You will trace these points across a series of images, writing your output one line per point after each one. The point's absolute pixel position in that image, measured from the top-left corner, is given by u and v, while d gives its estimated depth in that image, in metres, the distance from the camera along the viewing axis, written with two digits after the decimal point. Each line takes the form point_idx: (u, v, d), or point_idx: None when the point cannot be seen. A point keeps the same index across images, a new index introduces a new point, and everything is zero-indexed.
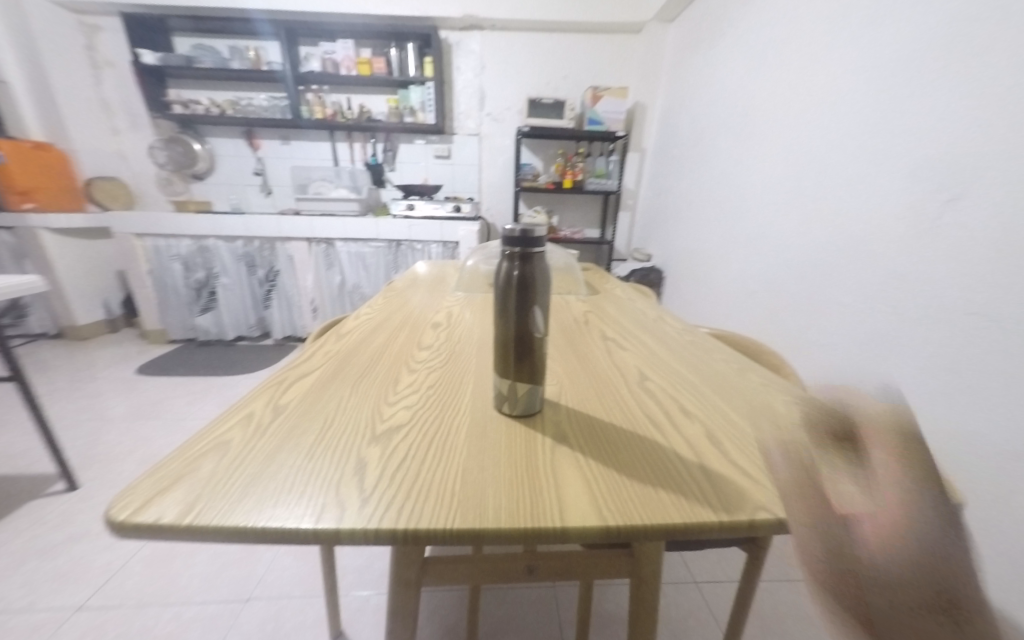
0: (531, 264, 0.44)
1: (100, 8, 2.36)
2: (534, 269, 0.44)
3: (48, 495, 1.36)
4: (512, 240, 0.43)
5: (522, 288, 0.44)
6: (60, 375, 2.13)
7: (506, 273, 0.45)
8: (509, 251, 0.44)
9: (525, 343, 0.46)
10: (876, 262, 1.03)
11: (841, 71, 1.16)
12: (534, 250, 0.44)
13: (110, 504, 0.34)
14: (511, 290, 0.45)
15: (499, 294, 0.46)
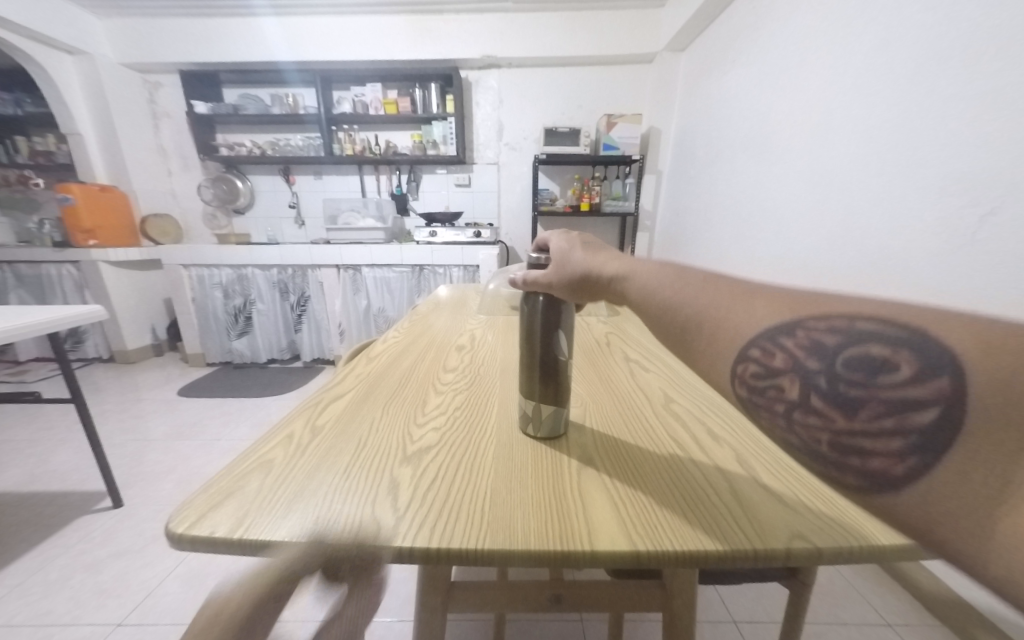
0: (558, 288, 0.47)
1: (161, 66, 2.64)
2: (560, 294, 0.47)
3: (94, 511, 1.43)
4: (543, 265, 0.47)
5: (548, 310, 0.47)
6: (109, 397, 2.27)
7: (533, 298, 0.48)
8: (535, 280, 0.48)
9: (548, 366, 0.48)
10: (911, 278, 0.99)
11: (858, 90, 1.16)
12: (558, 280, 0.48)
13: (170, 518, 0.37)
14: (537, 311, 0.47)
15: (526, 316, 0.49)
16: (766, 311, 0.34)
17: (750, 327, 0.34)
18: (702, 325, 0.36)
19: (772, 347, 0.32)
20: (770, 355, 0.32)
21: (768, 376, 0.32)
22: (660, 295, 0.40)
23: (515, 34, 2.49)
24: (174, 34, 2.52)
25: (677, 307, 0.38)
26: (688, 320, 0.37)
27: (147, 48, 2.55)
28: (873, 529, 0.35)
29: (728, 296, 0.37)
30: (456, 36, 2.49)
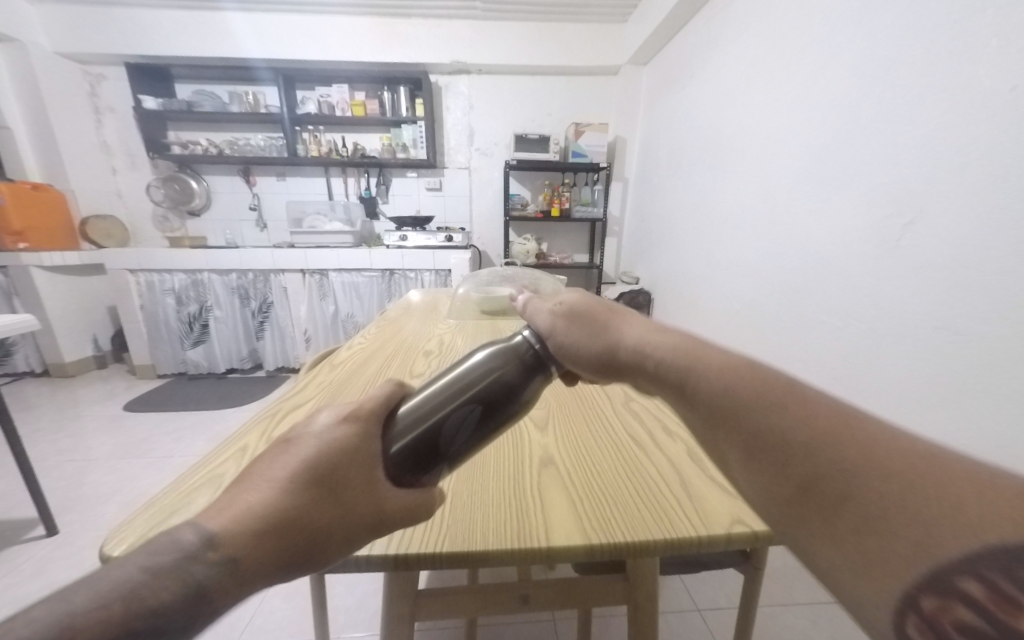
0: (543, 380, 0.39)
1: (105, 58, 2.48)
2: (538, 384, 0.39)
3: (24, 541, 1.31)
4: (537, 350, 0.39)
5: (514, 396, 0.37)
6: (43, 414, 2.09)
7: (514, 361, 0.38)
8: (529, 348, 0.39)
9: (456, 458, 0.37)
10: (850, 280, 1.07)
11: (801, 107, 1.25)
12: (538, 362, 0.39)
13: (105, 541, 0.34)
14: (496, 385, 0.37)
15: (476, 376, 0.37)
16: (978, 519, 0.19)
17: (943, 542, 0.20)
18: (829, 506, 0.23)
19: (975, 582, 0.18)
20: (970, 596, 0.18)
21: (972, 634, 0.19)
22: (756, 446, 0.26)
23: (484, 41, 2.51)
24: (121, 26, 2.37)
25: (780, 461, 0.25)
26: (817, 490, 0.24)
27: (91, 39, 2.39)
28: None
29: (886, 464, 0.22)
30: (425, 40, 2.49)
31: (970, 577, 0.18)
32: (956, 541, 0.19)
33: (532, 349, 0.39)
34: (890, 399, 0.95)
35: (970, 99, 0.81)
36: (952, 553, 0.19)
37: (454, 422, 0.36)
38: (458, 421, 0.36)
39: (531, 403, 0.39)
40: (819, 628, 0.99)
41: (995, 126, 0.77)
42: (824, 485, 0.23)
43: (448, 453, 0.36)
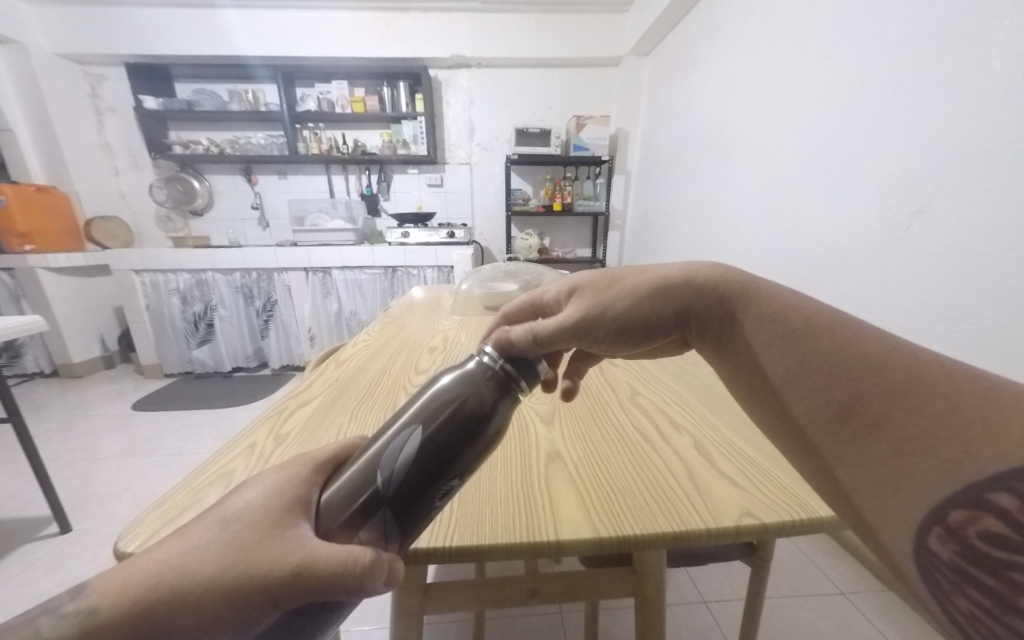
0: (505, 405, 0.36)
1: (106, 59, 2.48)
2: (496, 410, 0.36)
3: (39, 538, 1.33)
4: (498, 370, 0.37)
5: (467, 423, 0.34)
6: (54, 414, 2.11)
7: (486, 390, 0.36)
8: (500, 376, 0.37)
9: (407, 507, 0.33)
10: (856, 270, 1.06)
11: (806, 96, 1.23)
12: (511, 386, 0.37)
13: (119, 537, 0.35)
14: (445, 416, 0.34)
15: (424, 410, 0.35)
16: (999, 447, 0.27)
17: (981, 457, 0.28)
18: (868, 424, 0.33)
19: (1005, 495, 0.26)
20: (1002, 506, 0.26)
21: (991, 543, 0.26)
22: (800, 375, 0.37)
23: (484, 34, 2.49)
24: (119, 26, 2.37)
25: (829, 394, 0.35)
26: (861, 420, 0.33)
27: (90, 40, 2.39)
28: (811, 502, 0.39)
29: (920, 389, 0.31)
30: (424, 34, 2.47)
31: (1001, 491, 0.26)
32: (991, 463, 0.27)
33: (490, 369, 0.37)
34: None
35: (979, 83, 0.79)
36: (984, 471, 0.27)
37: (401, 463, 0.33)
38: (404, 456, 0.33)
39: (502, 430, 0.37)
40: (827, 620, 0.99)
41: (1006, 111, 0.75)
42: (866, 418, 0.33)
43: (396, 496, 0.33)
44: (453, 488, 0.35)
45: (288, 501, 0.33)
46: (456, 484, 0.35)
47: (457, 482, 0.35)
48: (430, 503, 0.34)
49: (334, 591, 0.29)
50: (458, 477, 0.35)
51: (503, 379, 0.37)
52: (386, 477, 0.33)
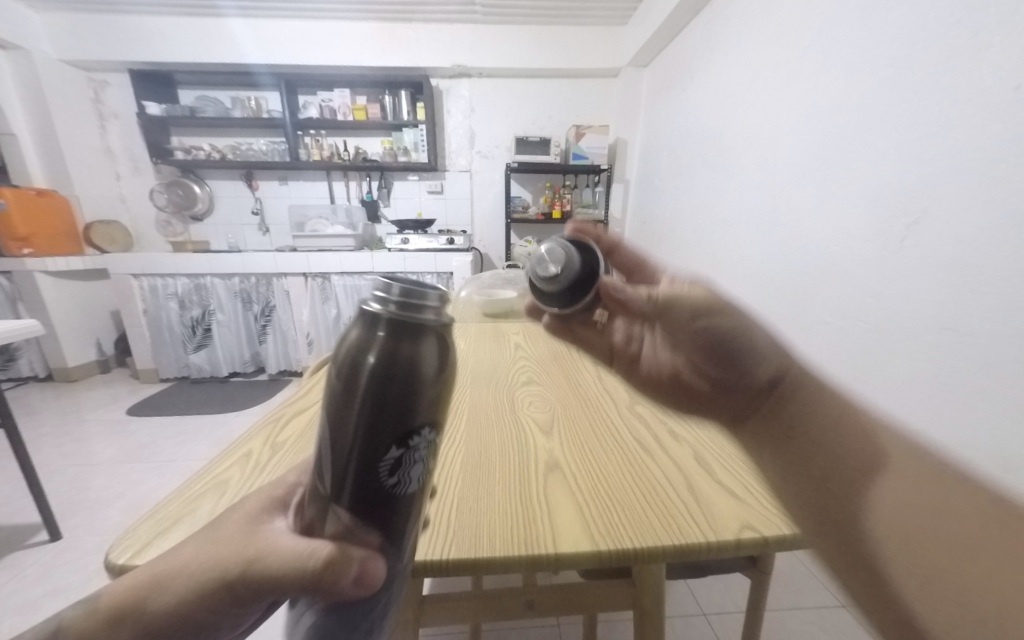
0: (412, 344, 0.30)
1: (110, 65, 2.50)
2: (411, 353, 0.30)
3: (29, 546, 1.31)
4: (387, 318, 0.30)
5: (380, 382, 0.29)
6: (47, 419, 2.09)
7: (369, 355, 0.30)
8: (382, 327, 0.30)
9: (363, 491, 0.30)
10: (853, 281, 1.06)
11: (805, 107, 1.24)
12: (409, 330, 0.30)
13: (110, 547, 0.35)
14: (357, 382, 0.29)
15: (331, 386, 0.30)
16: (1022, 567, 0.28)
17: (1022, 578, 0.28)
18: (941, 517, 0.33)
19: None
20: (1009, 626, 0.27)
21: None
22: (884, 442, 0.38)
23: (485, 45, 2.52)
24: (124, 33, 2.40)
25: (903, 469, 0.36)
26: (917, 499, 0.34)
27: (95, 47, 2.41)
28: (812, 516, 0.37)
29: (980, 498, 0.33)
30: (426, 44, 2.51)
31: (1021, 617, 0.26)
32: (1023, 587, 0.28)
33: (380, 318, 0.30)
34: (888, 400, 0.95)
35: (973, 99, 0.81)
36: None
37: (327, 450, 0.30)
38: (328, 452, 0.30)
39: (426, 376, 0.31)
40: (828, 633, 0.98)
41: (1001, 125, 0.76)
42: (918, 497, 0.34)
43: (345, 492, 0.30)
44: (400, 458, 0.31)
45: (260, 515, 0.33)
46: (399, 451, 0.31)
47: (401, 450, 0.31)
48: (384, 481, 0.31)
49: (303, 591, 0.29)
50: (398, 446, 0.31)
51: (391, 319, 0.30)
52: (325, 469, 0.30)
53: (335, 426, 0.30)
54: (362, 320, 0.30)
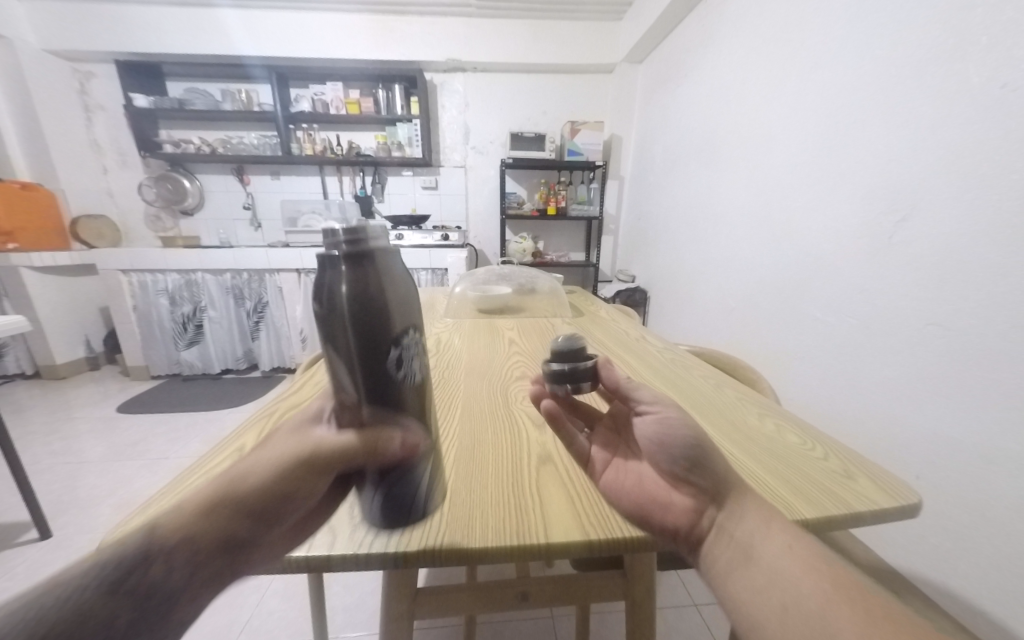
0: (369, 270, 0.32)
1: (95, 56, 2.45)
2: (374, 280, 0.33)
3: (19, 544, 1.30)
4: (346, 251, 0.31)
5: (356, 308, 0.31)
6: (35, 416, 2.06)
7: (332, 290, 0.31)
8: (333, 260, 0.31)
9: (378, 388, 0.33)
10: (843, 276, 1.07)
11: (796, 104, 1.25)
12: (369, 254, 0.33)
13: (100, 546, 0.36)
14: (338, 314, 0.31)
15: (323, 329, 0.32)
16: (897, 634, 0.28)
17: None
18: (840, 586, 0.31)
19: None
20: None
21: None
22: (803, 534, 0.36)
23: (480, 39, 2.50)
24: (111, 24, 2.35)
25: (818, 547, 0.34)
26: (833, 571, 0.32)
27: (79, 37, 2.36)
28: (797, 502, 0.38)
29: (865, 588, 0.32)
30: (420, 38, 2.48)
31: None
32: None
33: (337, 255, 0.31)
34: (875, 393, 0.97)
35: (962, 96, 0.82)
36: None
37: (341, 373, 0.32)
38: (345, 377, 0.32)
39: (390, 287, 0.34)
40: None
41: (989, 122, 0.77)
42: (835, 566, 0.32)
43: (367, 396, 0.32)
44: (400, 356, 0.34)
45: None
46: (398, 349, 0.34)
47: (399, 348, 0.34)
48: (392, 374, 0.33)
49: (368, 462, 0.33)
50: (396, 344, 0.34)
51: (347, 253, 0.31)
52: (348, 385, 0.32)
53: (339, 354, 0.32)
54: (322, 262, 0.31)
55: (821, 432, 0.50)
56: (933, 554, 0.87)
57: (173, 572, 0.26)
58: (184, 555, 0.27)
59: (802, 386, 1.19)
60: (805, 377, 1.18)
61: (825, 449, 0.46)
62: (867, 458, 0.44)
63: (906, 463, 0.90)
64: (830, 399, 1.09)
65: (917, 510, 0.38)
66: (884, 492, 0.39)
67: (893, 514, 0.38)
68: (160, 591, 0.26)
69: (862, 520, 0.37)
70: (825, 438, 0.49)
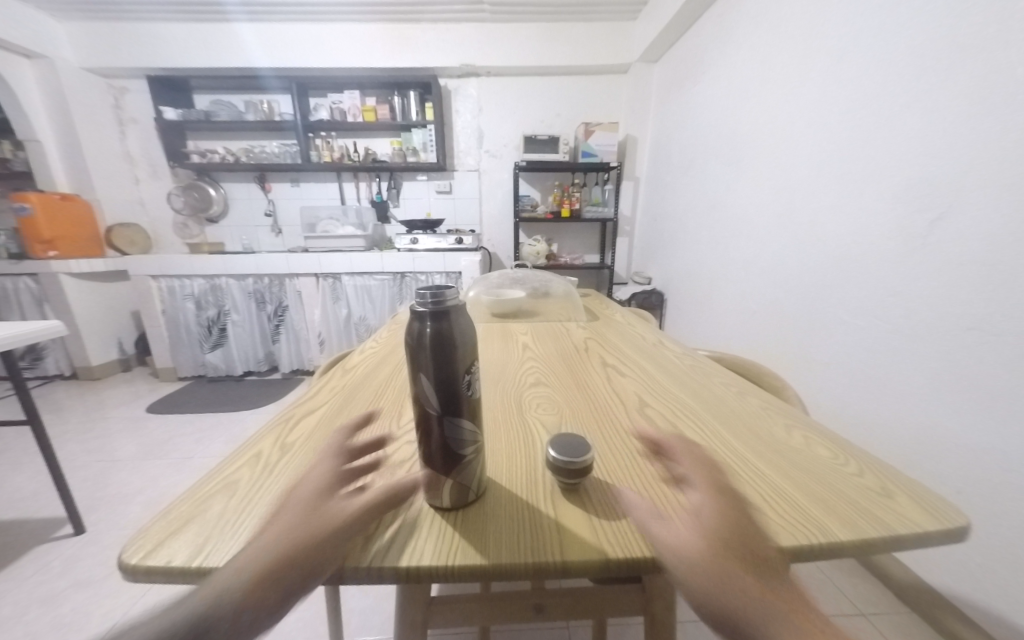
0: (448, 320, 0.38)
1: (129, 72, 2.56)
2: (450, 326, 0.39)
3: (53, 539, 1.34)
4: (431, 306, 0.38)
5: (438, 347, 0.38)
6: (71, 416, 2.16)
7: (416, 332, 0.38)
8: (419, 310, 0.38)
9: (452, 402, 0.39)
10: (873, 278, 1.03)
11: (822, 101, 1.21)
12: (450, 306, 0.39)
13: (123, 549, 0.37)
14: (424, 350, 0.38)
15: (410, 358, 0.39)
16: None
17: None
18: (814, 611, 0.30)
19: None
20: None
21: None
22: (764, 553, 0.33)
23: (494, 45, 2.51)
24: (142, 41, 2.45)
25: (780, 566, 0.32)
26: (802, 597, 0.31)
27: (113, 55, 2.47)
28: (829, 523, 0.36)
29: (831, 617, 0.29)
30: (435, 44, 2.50)
31: None
32: None
33: (424, 310, 0.38)
34: (911, 401, 0.92)
35: (1002, 89, 0.78)
36: None
37: (426, 389, 0.39)
38: (429, 394, 0.39)
39: (469, 330, 0.40)
40: None
41: None
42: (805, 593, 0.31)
43: (444, 410, 0.39)
44: (469, 383, 0.40)
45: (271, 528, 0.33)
46: (470, 376, 0.40)
47: (469, 376, 0.40)
48: (462, 391, 0.40)
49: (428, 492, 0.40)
50: (468, 372, 0.40)
51: (433, 309, 0.38)
52: (429, 397, 0.39)
53: (427, 376, 0.39)
54: (414, 312, 0.38)
55: (852, 444, 0.47)
56: (974, 572, 0.82)
57: (317, 558, 0.33)
58: (328, 547, 0.34)
59: (828, 394, 1.14)
60: (832, 385, 1.14)
61: (859, 464, 0.44)
62: (905, 475, 0.42)
63: (946, 478, 0.85)
64: (859, 407, 1.05)
65: (964, 534, 0.35)
66: (926, 513, 0.37)
67: (936, 538, 0.35)
68: (310, 570, 0.33)
69: (903, 542, 0.34)
70: (858, 451, 0.46)
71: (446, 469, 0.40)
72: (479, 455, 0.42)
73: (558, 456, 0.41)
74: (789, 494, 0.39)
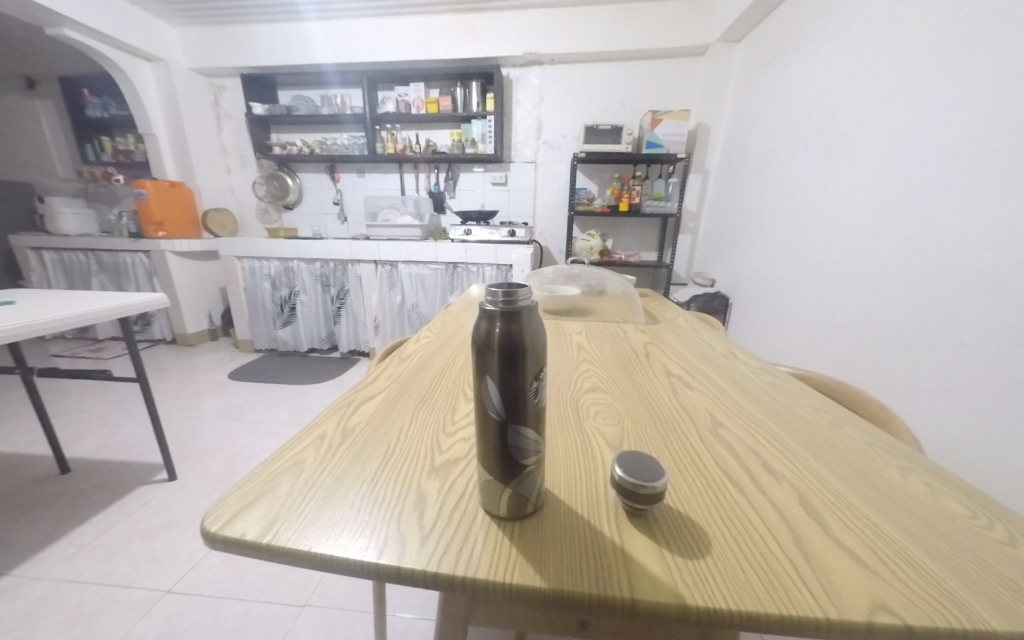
0: (519, 322, 0.36)
1: (225, 70, 2.80)
2: (520, 328, 0.36)
3: (152, 482, 1.52)
4: (501, 306, 0.36)
5: (508, 351, 0.36)
6: (169, 376, 2.44)
7: (484, 332, 0.36)
8: (489, 309, 0.36)
9: (517, 408, 0.37)
10: (1012, 292, 0.87)
11: (953, 80, 1.03)
12: (522, 307, 0.36)
13: (205, 515, 0.38)
14: (492, 353, 0.36)
15: (477, 359, 0.37)
16: None
17: None
18: None
19: None
20: None
21: None
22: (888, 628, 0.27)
23: (559, 33, 2.44)
24: (237, 41, 2.66)
25: None
26: None
27: (213, 54, 2.71)
28: (973, 602, 0.29)
29: None
30: (500, 33, 2.48)
31: None
32: None
33: (494, 310, 0.36)
34: None
35: None
36: None
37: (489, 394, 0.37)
38: (493, 399, 0.36)
39: (540, 334, 0.37)
40: None
41: None
42: None
43: (508, 416, 0.37)
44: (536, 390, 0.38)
45: None
46: (537, 383, 0.38)
47: (536, 382, 0.37)
48: (528, 397, 0.37)
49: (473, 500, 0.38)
50: (535, 378, 0.37)
51: (504, 309, 0.36)
52: (495, 402, 0.37)
53: (493, 380, 0.36)
54: (483, 312, 0.36)
55: (991, 500, 0.39)
56: None
57: None
58: None
59: (939, 425, 0.99)
60: (944, 415, 0.99)
61: (1003, 528, 0.36)
62: None
63: None
64: (983, 443, 0.90)
65: None
66: None
67: None
68: None
69: None
70: (999, 509, 0.38)
71: (505, 478, 0.38)
72: (539, 466, 0.39)
73: (625, 476, 0.37)
74: (914, 555, 0.33)
